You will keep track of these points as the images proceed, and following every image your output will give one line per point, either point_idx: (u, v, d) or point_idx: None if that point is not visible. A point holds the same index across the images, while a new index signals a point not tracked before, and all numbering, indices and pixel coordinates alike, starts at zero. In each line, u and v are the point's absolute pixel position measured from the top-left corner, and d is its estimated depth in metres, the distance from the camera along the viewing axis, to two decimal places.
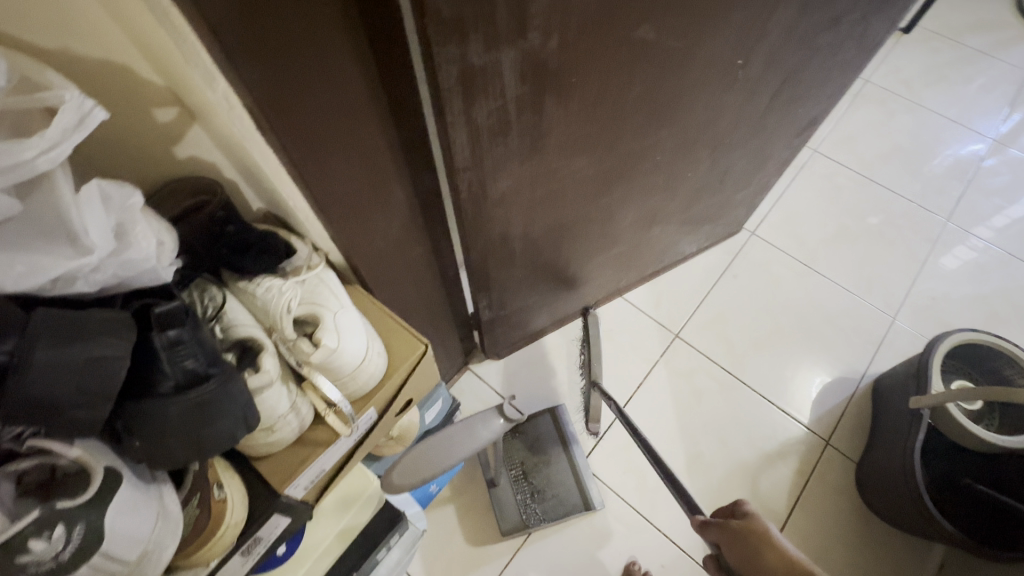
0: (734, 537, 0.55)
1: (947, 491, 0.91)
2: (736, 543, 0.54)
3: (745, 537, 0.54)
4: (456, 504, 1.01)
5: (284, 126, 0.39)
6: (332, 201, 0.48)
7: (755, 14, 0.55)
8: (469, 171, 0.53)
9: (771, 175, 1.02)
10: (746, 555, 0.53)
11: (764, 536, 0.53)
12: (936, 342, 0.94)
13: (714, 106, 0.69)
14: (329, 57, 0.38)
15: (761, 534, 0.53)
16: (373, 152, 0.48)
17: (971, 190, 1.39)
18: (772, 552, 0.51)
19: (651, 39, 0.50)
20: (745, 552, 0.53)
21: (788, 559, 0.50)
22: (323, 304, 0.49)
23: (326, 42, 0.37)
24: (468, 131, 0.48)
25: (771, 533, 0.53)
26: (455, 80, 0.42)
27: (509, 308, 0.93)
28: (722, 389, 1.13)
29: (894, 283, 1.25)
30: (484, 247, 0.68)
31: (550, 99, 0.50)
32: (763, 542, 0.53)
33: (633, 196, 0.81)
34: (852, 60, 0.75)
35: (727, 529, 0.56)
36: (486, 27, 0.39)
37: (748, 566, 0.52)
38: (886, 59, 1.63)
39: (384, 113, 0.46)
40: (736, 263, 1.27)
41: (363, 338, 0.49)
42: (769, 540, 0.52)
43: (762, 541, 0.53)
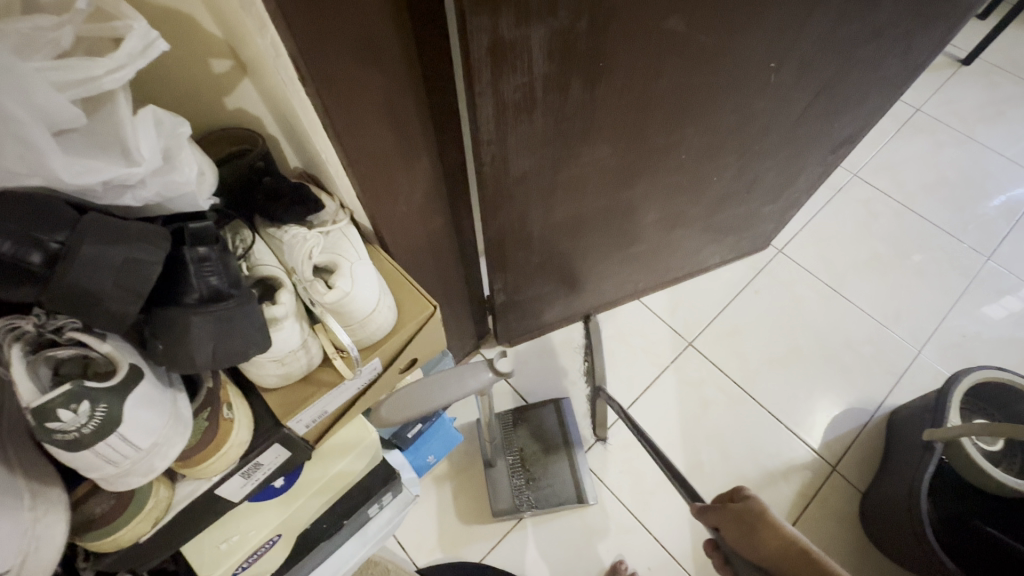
0: (733, 519, 0.56)
1: (954, 530, 0.88)
2: (734, 524, 0.55)
3: (742, 517, 0.55)
4: (453, 482, 1.03)
5: (324, 78, 0.42)
6: (362, 157, 0.50)
7: (791, 17, 0.56)
8: (492, 145, 0.55)
9: (802, 191, 1.01)
10: (742, 532, 0.54)
11: (760, 514, 0.54)
12: (958, 377, 0.91)
13: (744, 110, 0.69)
14: (370, 17, 0.40)
15: (757, 511, 0.54)
16: (405, 116, 0.50)
17: (1019, 231, 1.34)
18: (768, 532, 0.52)
19: (681, 31, 0.52)
20: (742, 529, 0.54)
21: (783, 539, 0.51)
22: (342, 254, 0.52)
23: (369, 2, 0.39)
24: (495, 103, 0.50)
25: (768, 514, 0.54)
26: (486, 50, 0.45)
27: (524, 294, 0.94)
28: (731, 402, 1.11)
29: (924, 317, 1.22)
30: (503, 226, 0.71)
31: (577, 82, 0.52)
32: (759, 520, 0.54)
33: (657, 194, 0.81)
34: (895, 78, 0.74)
35: (726, 512, 0.57)
36: (518, 2, 0.42)
37: (743, 542, 0.53)
38: (941, 89, 1.58)
39: (417, 79, 0.48)
40: (760, 279, 1.26)
41: (376, 289, 0.52)
42: (765, 520, 0.53)
43: (759, 520, 0.54)
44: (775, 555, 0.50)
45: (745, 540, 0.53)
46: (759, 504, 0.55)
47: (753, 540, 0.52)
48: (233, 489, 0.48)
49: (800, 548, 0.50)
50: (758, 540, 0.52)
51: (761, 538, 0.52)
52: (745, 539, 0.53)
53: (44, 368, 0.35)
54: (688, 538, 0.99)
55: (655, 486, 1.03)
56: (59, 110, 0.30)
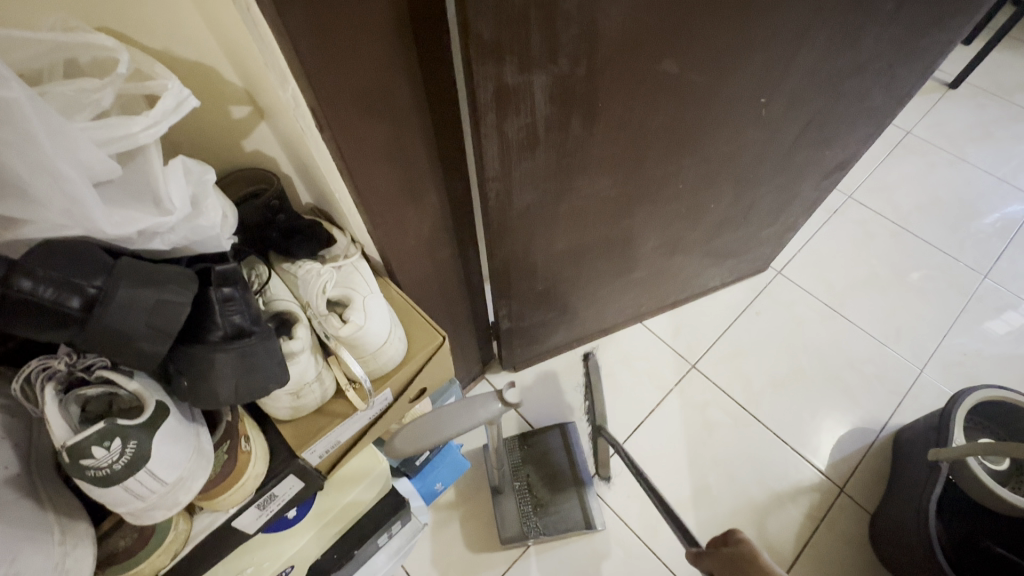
0: (725, 561, 0.56)
1: (964, 551, 0.87)
2: (725, 567, 0.56)
3: (734, 560, 0.55)
4: (460, 510, 1.02)
5: (339, 124, 0.44)
6: (373, 194, 0.53)
7: (777, 56, 0.59)
8: (497, 181, 0.58)
9: (798, 214, 1.03)
10: None
11: (752, 558, 0.54)
12: (961, 396, 0.92)
13: (737, 141, 0.72)
14: (383, 67, 0.43)
15: (748, 556, 0.54)
16: (415, 156, 0.53)
17: (1014, 249, 1.36)
18: None
19: (674, 72, 0.55)
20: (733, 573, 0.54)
21: None
22: (355, 289, 0.54)
23: (383, 54, 0.42)
24: (500, 143, 0.53)
25: (759, 557, 0.53)
26: (491, 95, 0.47)
27: (528, 321, 0.96)
28: (736, 425, 1.12)
29: (924, 335, 1.23)
30: (508, 256, 0.73)
31: (577, 120, 0.55)
32: (750, 564, 0.54)
33: (657, 221, 0.84)
34: (881, 107, 0.77)
35: (718, 556, 0.57)
36: (520, 52, 0.44)
37: None
38: (930, 112, 1.62)
39: (428, 122, 0.51)
40: (760, 300, 1.27)
41: (387, 322, 0.54)
42: (756, 565, 0.53)
43: (750, 564, 0.54)
44: None
45: None
46: (748, 547, 0.55)
47: None
48: (248, 521, 0.49)
49: None
50: None
51: None
52: None
53: (74, 406, 0.37)
54: None
55: None
56: (100, 164, 0.33)
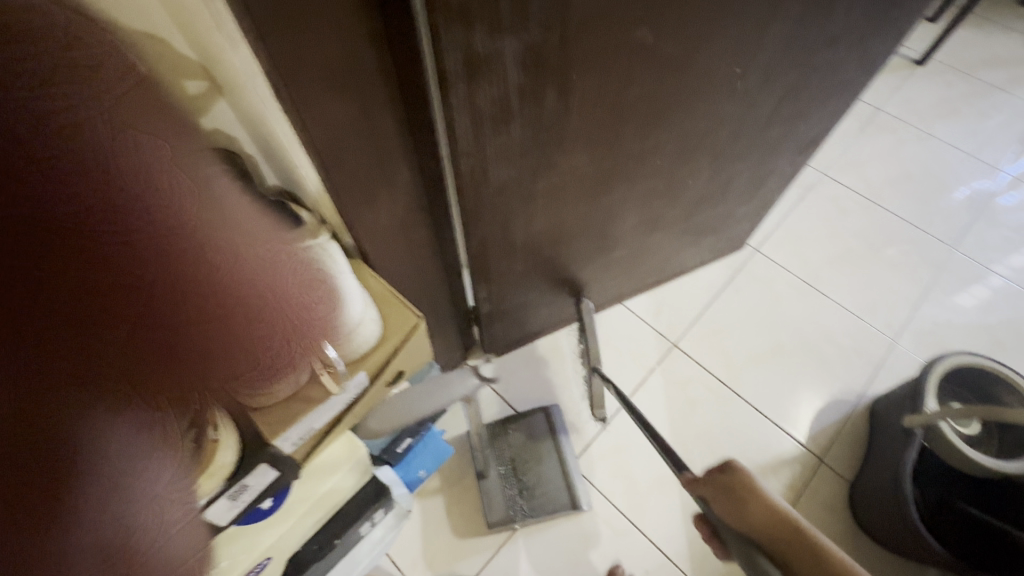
0: (720, 487, 0.56)
1: (941, 514, 0.90)
2: (721, 494, 0.55)
3: (729, 486, 0.55)
4: (445, 496, 1.01)
5: (302, 97, 0.43)
6: (339, 169, 0.51)
7: (753, 24, 0.58)
8: (471, 156, 0.56)
9: (775, 190, 1.04)
10: (731, 503, 0.54)
11: (748, 483, 0.54)
12: (934, 364, 0.94)
13: (714, 114, 0.71)
14: (345, 35, 0.41)
15: (743, 481, 0.55)
16: (384, 131, 0.51)
17: (981, 221, 1.40)
18: (756, 501, 0.52)
19: (649, 42, 0.54)
20: (729, 500, 0.54)
21: (771, 508, 0.51)
22: (324, 270, 0.52)
23: (345, 19, 0.40)
24: (472, 116, 0.51)
25: (755, 482, 0.54)
26: (461, 65, 0.45)
27: (509, 303, 0.95)
28: (718, 401, 1.13)
29: (897, 307, 1.25)
30: (484, 235, 0.71)
31: (551, 92, 0.53)
32: (746, 489, 0.54)
33: (635, 198, 0.83)
34: (854, 79, 0.78)
35: (712, 482, 0.57)
36: (490, 18, 0.43)
37: (732, 512, 0.52)
38: (900, 89, 1.65)
39: (397, 95, 0.49)
40: (738, 278, 1.28)
41: (359, 303, 0.53)
42: (753, 489, 0.53)
43: (746, 489, 0.54)
44: (764, 526, 0.49)
45: (733, 510, 0.53)
46: (742, 476, 0.55)
47: (742, 510, 0.52)
48: (220, 513, 0.47)
49: (789, 517, 0.49)
50: (747, 511, 0.51)
51: (749, 508, 0.52)
52: (734, 510, 0.52)
53: None
54: (685, 537, 0.99)
55: (649, 489, 1.03)
56: None
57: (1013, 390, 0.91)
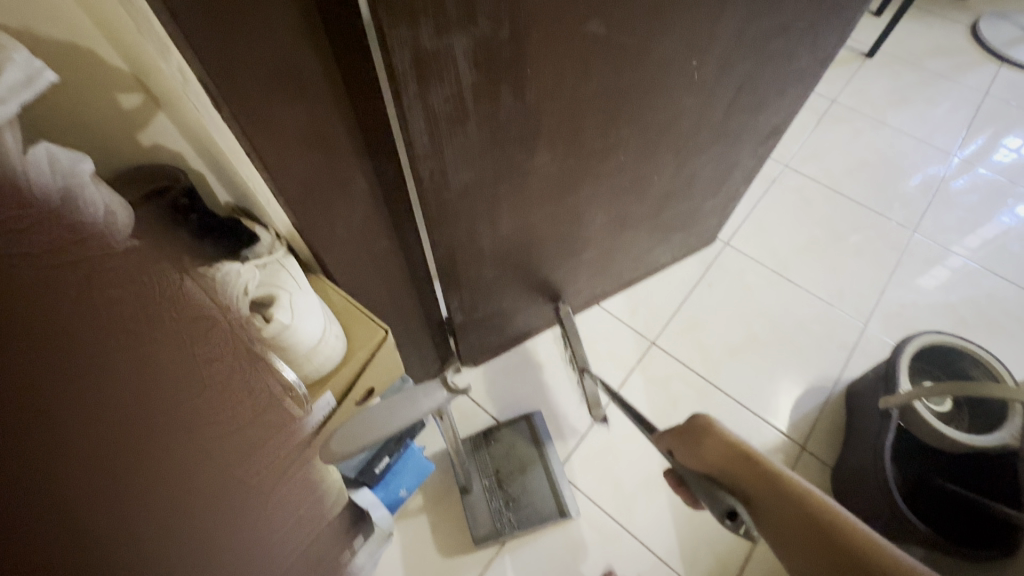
0: (681, 434, 0.57)
1: (920, 492, 0.91)
2: (682, 440, 0.57)
3: (688, 430, 0.57)
4: (429, 514, 0.98)
5: (242, 104, 0.41)
6: (286, 174, 0.48)
7: (705, 13, 0.58)
8: (429, 159, 0.54)
9: (739, 182, 1.05)
10: (690, 447, 0.56)
11: (705, 424, 0.55)
12: (904, 344, 0.96)
13: (673, 107, 0.71)
14: (281, 31, 0.38)
15: (700, 423, 0.56)
16: (331, 135, 0.48)
17: (936, 203, 1.44)
18: (713, 440, 0.54)
19: (602, 34, 0.53)
20: (688, 444, 0.56)
21: (727, 442, 0.53)
22: (281, 286, 0.50)
23: (281, 16, 0.37)
24: (425, 116, 0.49)
25: (712, 421, 0.55)
26: (410, 63, 0.44)
27: (482, 311, 0.93)
28: (698, 395, 1.13)
29: (865, 291, 1.28)
30: (451, 242, 0.70)
31: (507, 88, 0.52)
32: (703, 429, 0.55)
33: (602, 196, 0.82)
34: (806, 68, 0.79)
35: (676, 432, 0.58)
36: (435, 12, 0.41)
37: (692, 455, 0.55)
38: (852, 81, 1.70)
39: (343, 96, 0.46)
40: (710, 272, 1.29)
41: (320, 318, 0.51)
42: (711, 428, 0.55)
43: (705, 430, 0.55)
44: (722, 461, 0.53)
45: (693, 452, 0.55)
46: (700, 415, 0.57)
47: (700, 452, 0.55)
48: None
49: (743, 450, 0.52)
50: (703, 452, 0.54)
51: (706, 449, 0.54)
52: (692, 453, 0.55)
53: None
54: (674, 536, 0.98)
55: (636, 489, 1.02)
56: None
57: (979, 365, 0.93)
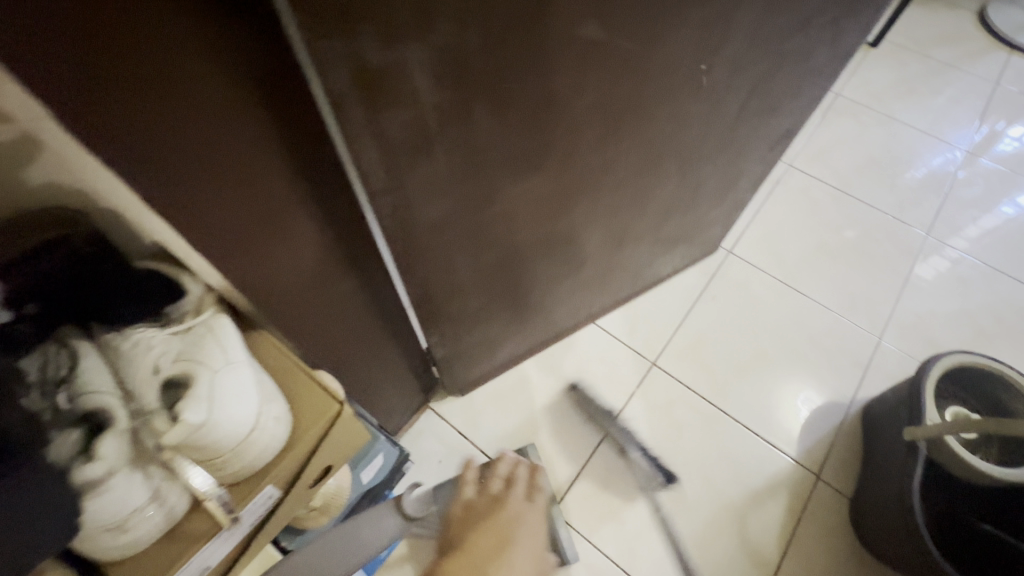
0: None
1: (948, 530, 0.83)
2: None
3: None
4: (414, 565, 0.90)
5: (118, 141, 0.30)
6: (204, 226, 0.37)
7: (719, 8, 0.49)
8: (389, 195, 0.45)
9: (746, 190, 0.96)
10: None
11: None
12: (930, 366, 0.88)
13: (678, 117, 0.62)
14: (146, 29, 0.27)
15: None
16: (251, 163, 0.38)
17: (949, 203, 1.37)
18: None
19: (597, 38, 0.43)
20: None
21: None
22: (200, 363, 0.39)
23: (144, 14, 0.27)
24: (379, 146, 0.39)
25: None
26: (350, 82, 0.34)
27: (467, 342, 0.84)
28: (704, 421, 1.04)
29: (878, 301, 1.20)
30: (425, 279, 0.60)
31: (482, 108, 0.42)
32: None
33: (598, 215, 0.73)
34: (825, 67, 0.70)
35: None
36: (378, 17, 0.31)
37: None
38: (856, 72, 1.61)
39: (257, 111, 0.36)
40: (714, 284, 1.20)
41: (251, 402, 0.40)
42: None
43: None
44: None
45: None
46: None
47: None
48: None
49: None
50: None
51: None
52: None
53: None
54: None
55: (639, 529, 0.94)
56: None
57: (1011, 389, 0.86)
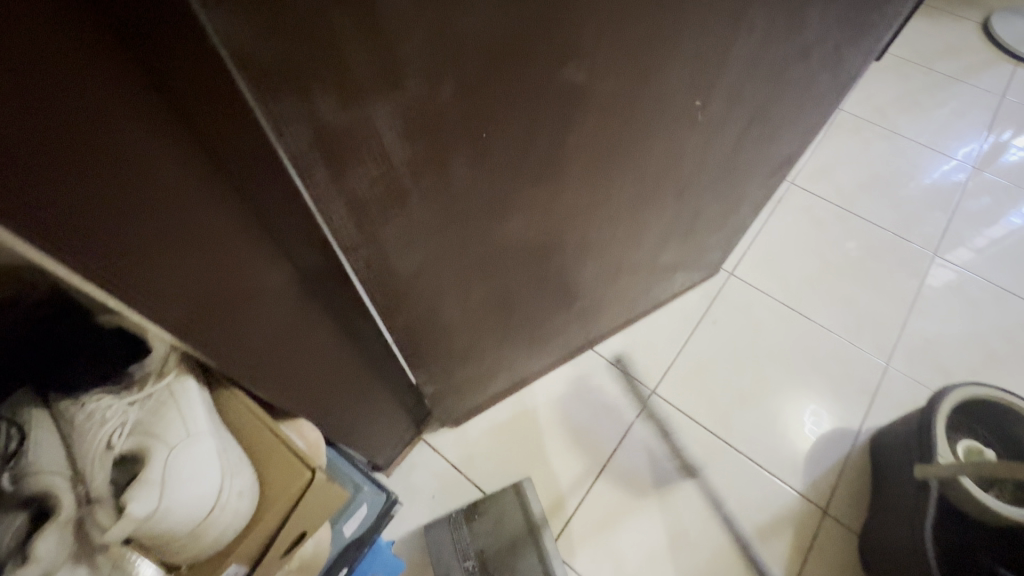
0: None
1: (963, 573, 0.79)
2: None
3: None
4: None
5: (58, 233, 0.26)
6: (156, 304, 0.33)
7: (714, 43, 0.46)
8: (363, 248, 0.42)
9: (747, 215, 0.93)
10: None
11: None
12: (940, 398, 0.84)
13: (673, 152, 0.59)
14: (74, 106, 0.23)
15: None
16: (213, 235, 0.33)
17: (956, 220, 1.33)
18: None
19: (582, 82, 0.40)
20: None
21: None
22: (154, 444, 0.37)
23: (72, 96, 0.23)
24: (346, 202, 0.37)
25: None
26: (309, 143, 0.31)
27: (458, 378, 0.81)
28: (706, 452, 1.01)
29: (885, 324, 1.16)
30: (408, 323, 0.57)
31: (459, 159, 0.39)
32: None
33: (591, 250, 0.70)
34: (827, 94, 0.67)
35: None
36: (334, 77, 0.29)
37: None
38: (859, 86, 1.58)
39: (218, 179, 0.31)
40: (715, 308, 1.17)
41: (207, 486, 0.38)
42: None
43: None
44: None
45: None
46: None
47: None
48: None
49: None
50: None
51: None
52: None
53: None
54: None
55: (639, 567, 0.90)
56: None
57: None
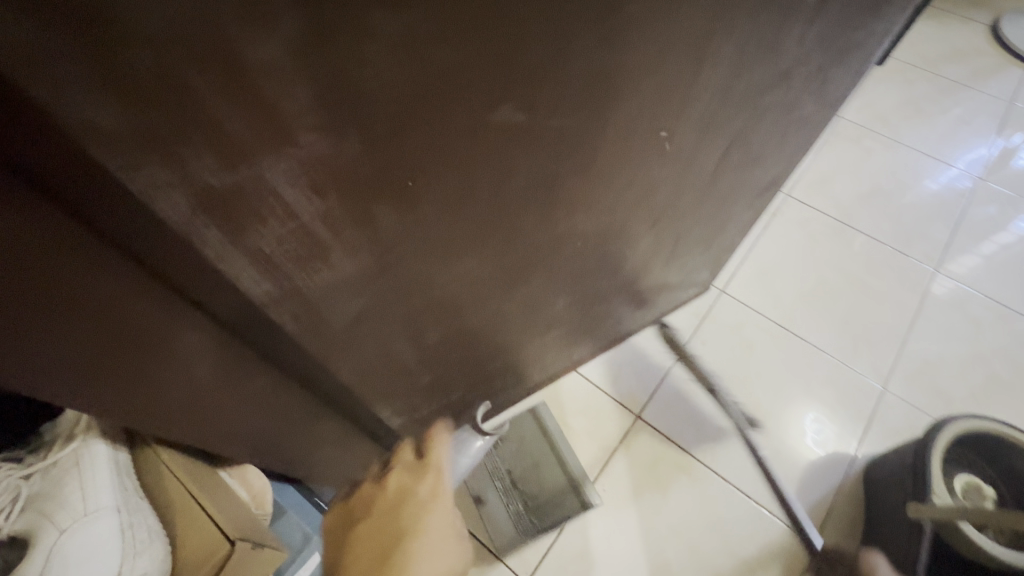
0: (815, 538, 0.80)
1: None
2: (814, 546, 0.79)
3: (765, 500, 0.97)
4: None
5: None
6: (26, 363, 0.30)
7: (677, 73, 0.42)
8: (285, 303, 0.39)
9: (735, 235, 0.89)
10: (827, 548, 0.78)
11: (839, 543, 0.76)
12: (937, 433, 0.80)
13: (641, 183, 0.56)
14: None
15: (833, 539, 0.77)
16: (92, 295, 0.30)
17: (960, 234, 1.28)
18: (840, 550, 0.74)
19: (522, 123, 0.36)
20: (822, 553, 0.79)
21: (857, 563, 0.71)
22: (50, 521, 0.43)
23: None
24: (253, 262, 0.33)
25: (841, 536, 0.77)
26: (190, 208, 0.28)
27: (427, 410, 0.77)
28: (691, 481, 0.97)
29: (883, 345, 1.12)
30: (358, 367, 0.54)
31: (384, 209, 0.36)
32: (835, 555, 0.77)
33: (560, 282, 0.66)
34: (813, 116, 0.63)
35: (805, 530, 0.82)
36: (206, 140, 0.25)
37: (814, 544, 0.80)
38: (860, 93, 1.53)
39: (93, 238, 0.28)
40: (704, 327, 1.13)
41: (106, 560, 0.44)
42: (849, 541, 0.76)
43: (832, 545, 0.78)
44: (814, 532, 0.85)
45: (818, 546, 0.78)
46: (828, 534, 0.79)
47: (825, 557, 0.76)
48: None
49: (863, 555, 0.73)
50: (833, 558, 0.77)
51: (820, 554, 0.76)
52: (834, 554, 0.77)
53: None
54: None
55: None
56: None
57: None
